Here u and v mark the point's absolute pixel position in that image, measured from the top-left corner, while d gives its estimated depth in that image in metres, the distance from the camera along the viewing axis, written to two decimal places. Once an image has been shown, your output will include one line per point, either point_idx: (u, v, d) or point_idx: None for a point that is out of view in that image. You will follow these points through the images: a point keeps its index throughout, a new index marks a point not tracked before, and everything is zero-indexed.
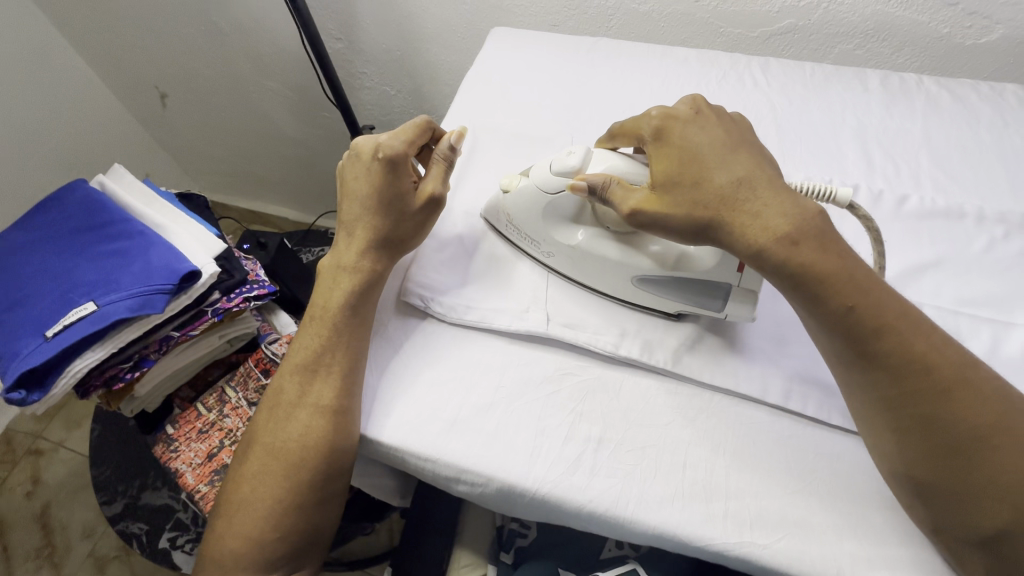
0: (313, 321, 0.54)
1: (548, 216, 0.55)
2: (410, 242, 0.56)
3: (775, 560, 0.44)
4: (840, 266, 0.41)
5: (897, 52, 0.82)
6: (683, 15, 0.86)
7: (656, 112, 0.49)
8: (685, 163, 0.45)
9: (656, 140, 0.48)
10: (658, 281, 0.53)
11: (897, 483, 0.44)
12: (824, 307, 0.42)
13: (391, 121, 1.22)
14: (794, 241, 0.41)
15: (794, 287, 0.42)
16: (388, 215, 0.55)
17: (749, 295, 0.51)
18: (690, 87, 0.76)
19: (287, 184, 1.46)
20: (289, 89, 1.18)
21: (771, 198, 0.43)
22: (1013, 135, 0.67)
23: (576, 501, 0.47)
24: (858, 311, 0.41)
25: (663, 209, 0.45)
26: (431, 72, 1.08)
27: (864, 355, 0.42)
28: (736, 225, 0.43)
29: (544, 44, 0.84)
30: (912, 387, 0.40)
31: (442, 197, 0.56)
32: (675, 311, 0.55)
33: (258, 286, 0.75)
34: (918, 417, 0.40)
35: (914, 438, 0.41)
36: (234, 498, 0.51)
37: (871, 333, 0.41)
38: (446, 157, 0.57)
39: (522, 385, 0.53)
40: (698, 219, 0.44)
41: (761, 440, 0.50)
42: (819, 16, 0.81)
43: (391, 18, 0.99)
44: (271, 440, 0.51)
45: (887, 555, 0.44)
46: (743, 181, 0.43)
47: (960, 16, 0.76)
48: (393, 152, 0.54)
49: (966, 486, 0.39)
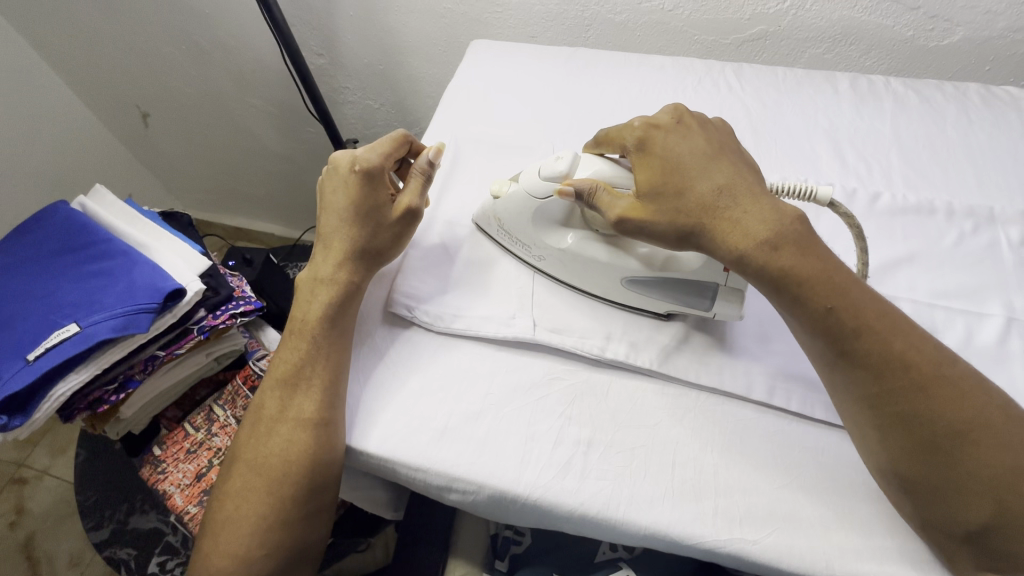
0: (293, 335, 0.54)
1: (537, 220, 0.56)
2: (389, 252, 0.57)
3: (765, 555, 0.45)
4: (819, 268, 0.43)
5: (865, 55, 0.85)
6: (658, 23, 0.88)
7: (638, 123, 0.50)
8: (669, 172, 0.46)
9: (639, 148, 0.49)
10: (646, 281, 0.54)
11: (883, 479, 0.44)
12: (803, 307, 0.43)
13: (375, 135, 1.23)
14: (774, 246, 0.43)
15: (778, 289, 0.43)
16: (365, 226, 0.55)
17: (735, 293, 0.52)
18: (670, 93, 0.78)
19: (272, 200, 1.46)
20: (272, 106, 1.19)
21: (752, 206, 0.44)
22: (977, 133, 0.69)
23: (567, 505, 0.48)
24: (837, 313, 0.42)
25: (648, 217, 0.46)
26: (413, 85, 1.09)
27: (845, 354, 0.43)
28: (720, 232, 0.44)
29: (524, 54, 0.86)
30: (890, 386, 0.41)
31: (419, 209, 0.56)
32: (664, 311, 0.56)
33: (243, 302, 0.75)
34: (899, 416, 0.41)
35: (896, 437, 0.42)
36: (219, 515, 0.50)
37: (851, 333, 0.42)
38: (425, 171, 0.57)
39: (511, 391, 0.53)
40: (682, 227, 0.45)
41: (747, 436, 0.50)
42: (789, 22, 0.83)
43: (372, 33, 1.01)
44: (253, 456, 0.51)
45: (874, 546, 0.45)
46: (724, 189, 0.45)
47: (921, 19, 0.79)
48: (370, 165, 0.55)
49: (947, 480, 0.40)
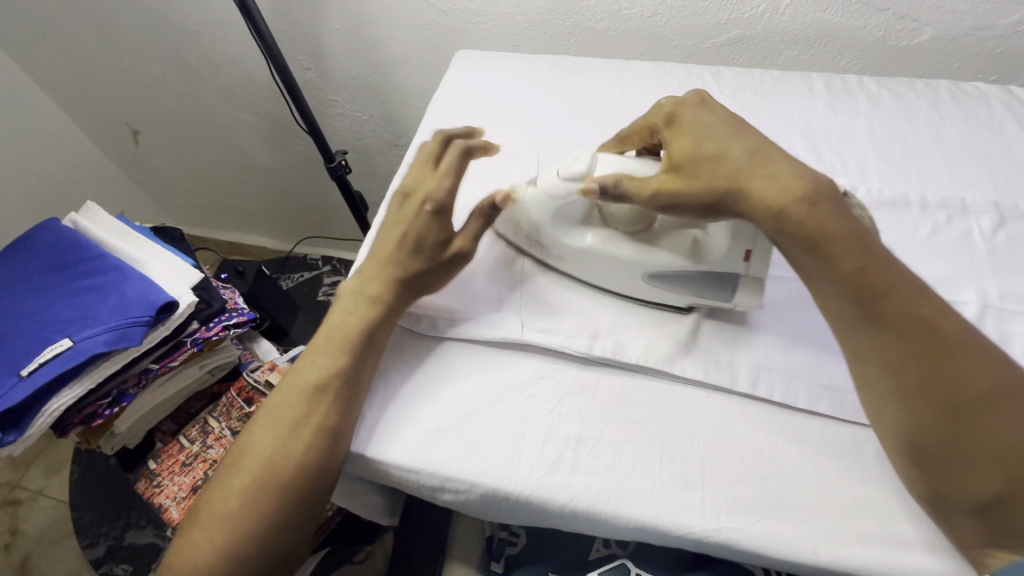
0: (329, 343, 0.53)
1: (558, 220, 0.56)
2: (431, 287, 0.57)
3: (752, 542, 0.46)
4: (850, 230, 0.43)
5: (839, 56, 0.87)
6: (637, 30, 0.90)
7: (667, 103, 0.53)
8: (700, 139, 0.48)
9: (669, 121, 0.52)
10: (664, 275, 0.54)
11: (897, 451, 0.44)
12: (835, 270, 0.43)
13: (365, 146, 1.24)
14: (811, 201, 0.43)
15: (810, 250, 0.43)
16: (420, 255, 0.55)
17: (756, 282, 0.53)
18: (649, 97, 0.79)
19: (264, 214, 1.47)
20: (262, 120, 1.20)
21: (784, 165, 0.45)
22: (949, 127, 0.71)
23: (558, 500, 0.48)
24: (868, 272, 0.42)
25: (686, 186, 0.47)
26: (400, 96, 1.11)
27: (869, 316, 0.42)
28: (755, 191, 0.44)
29: (507, 62, 0.87)
30: (914, 349, 0.41)
31: (469, 253, 0.57)
32: (686, 304, 0.56)
33: (236, 314, 0.77)
34: (923, 379, 0.41)
35: (917, 402, 0.41)
36: (216, 507, 0.49)
37: (872, 297, 0.42)
38: (484, 214, 0.57)
39: (501, 391, 0.54)
40: (718, 188, 0.45)
41: (733, 427, 0.51)
42: (763, 26, 0.85)
43: (359, 46, 1.02)
44: (260, 452, 0.50)
45: (859, 531, 0.46)
46: (756, 151, 0.46)
47: (891, 20, 0.81)
48: (443, 198, 0.55)
49: (943, 446, 0.41)
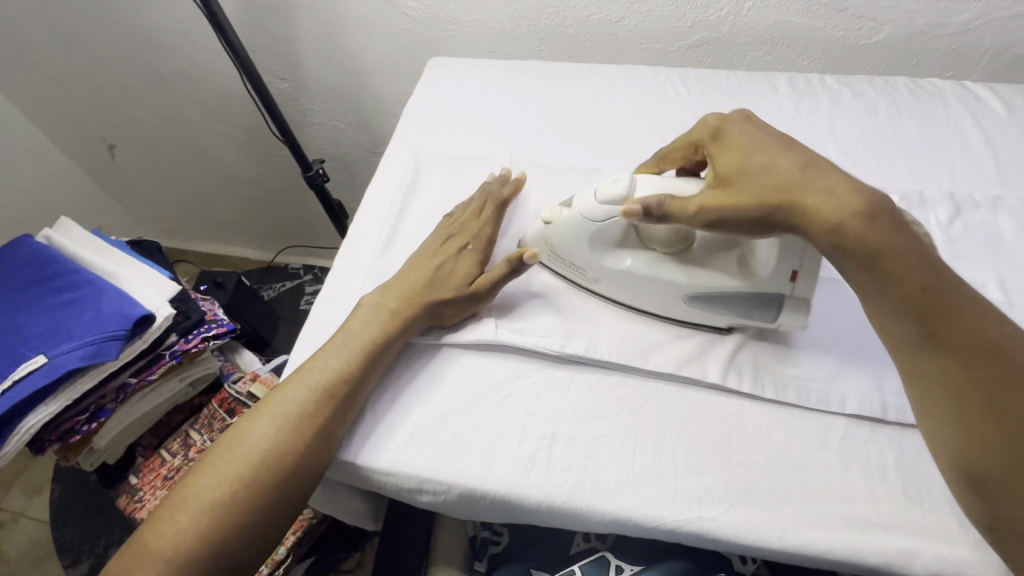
0: (345, 341, 0.55)
1: (593, 244, 0.56)
2: (450, 319, 0.58)
3: (722, 530, 0.47)
4: (909, 246, 0.42)
5: (802, 55, 0.89)
6: (606, 35, 0.92)
7: (713, 119, 0.52)
8: (749, 154, 0.47)
9: (714, 137, 0.51)
10: (706, 299, 0.54)
11: (949, 472, 0.42)
12: (892, 287, 0.41)
13: (343, 154, 1.24)
14: (869, 217, 0.42)
15: (873, 266, 0.42)
16: (446, 283, 0.58)
17: (801, 304, 0.52)
18: (619, 100, 0.81)
19: (245, 224, 1.46)
20: (239, 131, 1.20)
21: (841, 180, 0.43)
22: (906, 122, 0.74)
23: (533, 498, 0.49)
24: (929, 291, 0.41)
25: (734, 200, 0.46)
26: (376, 104, 1.12)
27: (935, 337, 0.41)
28: (809, 206, 0.43)
29: (480, 69, 0.89)
30: (982, 374, 0.40)
31: (485, 296, 0.58)
32: (725, 325, 0.56)
33: (216, 325, 0.76)
34: (986, 404, 0.39)
35: (986, 425, 0.39)
36: (203, 490, 0.48)
37: (938, 314, 0.41)
38: (513, 264, 0.57)
39: (477, 393, 0.55)
40: (769, 202, 0.44)
41: (704, 418, 0.52)
42: (728, 28, 0.87)
43: (333, 55, 1.03)
44: (254, 441, 0.49)
45: (826, 516, 0.47)
46: (810, 164, 0.44)
47: (849, 20, 0.84)
48: (485, 239, 0.61)
49: (1022, 474, 0.38)
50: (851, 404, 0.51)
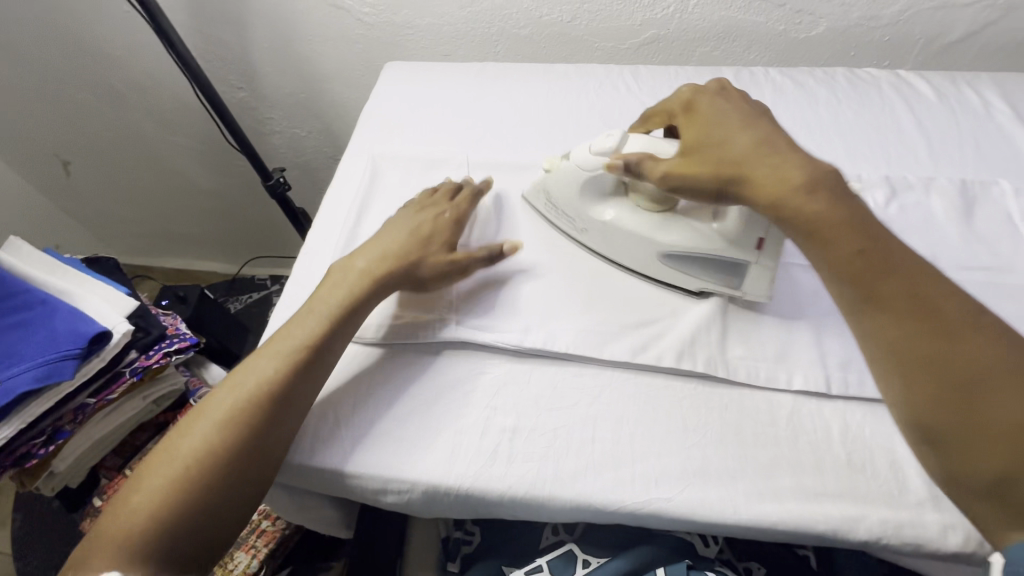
0: (309, 312, 0.55)
1: (585, 193, 0.60)
2: (429, 284, 0.59)
3: (678, 509, 0.48)
4: (847, 216, 0.44)
5: (747, 50, 0.93)
6: (559, 35, 0.93)
7: (687, 91, 0.56)
8: (711, 127, 0.51)
9: (687, 110, 0.55)
10: (680, 257, 0.57)
11: (911, 434, 0.43)
12: (832, 249, 0.44)
13: (307, 162, 1.23)
14: (810, 189, 0.44)
15: (811, 234, 0.45)
16: (427, 246, 0.60)
17: (765, 274, 0.55)
18: (573, 98, 0.83)
19: (210, 238, 1.44)
20: (197, 143, 1.19)
21: (789, 155, 0.46)
22: (845, 110, 0.77)
23: (496, 490, 0.50)
24: (865, 255, 0.43)
25: (692, 170, 0.49)
26: (336, 110, 1.11)
27: (871, 297, 0.43)
28: (757, 178, 0.46)
29: (436, 71, 0.89)
30: (919, 332, 0.41)
31: (466, 265, 0.60)
32: (696, 287, 0.59)
33: (178, 340, 0.76)
34: (926, 361, 0.41)
35: (923, 380, 0.41)
36: (167, 465, 0.47)
37: (874, 274, 0.43)
38: (493, 254, 0.60)
39: (438, 390, 0.55)
40: (720, 176, 0.48)
41: (660, 402, 0.54)
42: (676, 26, 0.90)
43: (289, 62, 1.03)
44: (201, 429, 0.48)
45: (776, 488, 0.49)
46: (764, 140, 0.47)
47: (789, 14, 0.87)
48: (462, 211, 0.63)
49: (961, 422, 0.39)
50: (797, 380, 0.54)
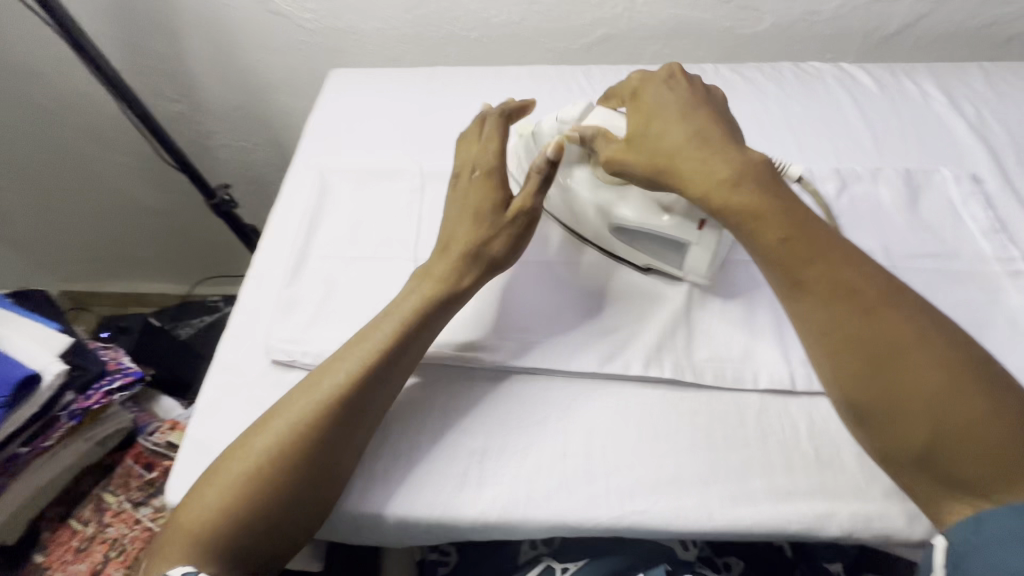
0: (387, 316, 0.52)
1: (551, 158, 0.59)
2: (501, 252, 0.54)
3: (655, 521, 0.48)
4: (774, 205, 0.45)
5: (697, 47, 0.93)
6: (510, 36, 0.92)
7: (636, 77, 0.55)
8: (650, 116, 0.51)
9: (631, 97, 0.54)
10: (632, 234, 0.57)
11: (842, 412, 0.44)
12: (759, 242, 0.45)
13: (256, 176, 1.15)
14: (735, 182, 0.46)
15: (738, 225, 0.46)
16: (484, 222, 0.54)
17: (705, 254, 0.55)
18: (527, 101, 0.81)
19: (155, 260, 1.34)
20: (135, 160, 1.12)
21: (716, 150, 0.47)
22: (794, 104, 0.78)
23: (467, 517, 0.48)
24: (789, 244, 0.44)
25: (631, 158, 0.50)
26: (283, 120, 1.05)
27: (797, 285, 0.44)
28: (683, 173, 0.47)
29: (385, 78, 0.86)
30: (840, 317, 0.42)
31: (536, 210, 0.54)
32: (644, 265, 0.59)
33: (120, 375, 0.70)
34: (850, 340, 0.42)
35: (845, 359, 0.42)
36: (235, 466, 0.45)
37: (802, 262, 0.44)
38: (542, 170, 0.52)
39: (402, 415, 0.53)
40: (654, 166, 0.49)
41: (629, 411, 0.53)
42: (625, 24, 0.90)
43: (229, 71, 0.97)
44: (268, 445, 0.46)
45: (748, 491, 0.49)
46: (695, 135, 0.48)
47: (735, 11, 0.88)
48: (490, 164, 0.55)
49: (887, 400, 0.41)
50: (764, 379, 0.54)
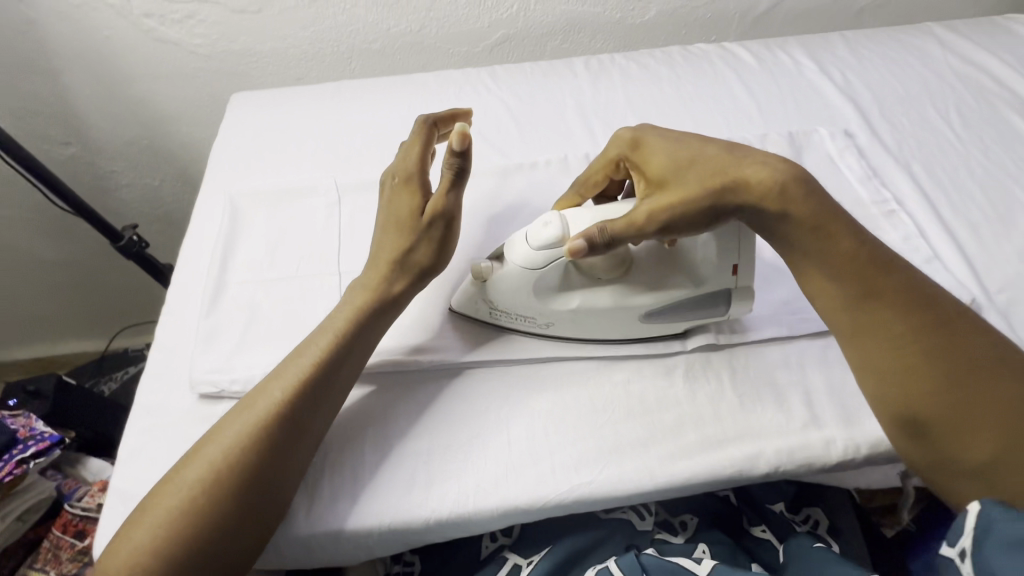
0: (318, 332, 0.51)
1: (538, 291, 0.53)
2: (428, 260, 0.54)
3: (601, 489, 0.49)
4: (837, 212, 0.48)
5: (593, 39, 0.97)
6: (412, 44, 0.92)
7: (624, 134, 0.55)
8: (673, 154, 0.51)
9: (636, 147, 0.54)
10: (666, 310, 0.55)
11: (896, 423, 0.47)
12: (835, 249, 0.48)
13: (168, 214, 1.09)
14: (786, 188, 0.47)
15: (814, 228, 0.48)
16: (410, 232, 0.53)
17: (746, 291, 0.55)
18: (436, 106, 0.82)
19: (65, 316, 1.24)
20: (27, 211, 1.04)
21: (764, 157, 0.49)
22: (685, 84, 0.84)
23: (419, 519, 0.48)
24: (864, 251, 0.48)
25: (679, 201, 0.48)
26: (188, 151, 1.01)
27: (873, 292, 0.47)
28: (747, 179, 0.48)
29: (289, 97, 0.84)
30: (918, 323, 0.46)
31: (452, 208, 0.53)
32: (683, 329, 0.57)
33: (33, 442, 0.64)
34: (927, 347, 0.45)
35: (925, 367, 0.45)
36: (165, 499, 0.43)
37: (875, 272, 0.47)
38: (452, 163, 0.51)
39: (343, 430, 0.52)
40: (712, 189, 0.48)
41: (566, 390, 0.55)
42: (522, 24, 0.93)
43: (121, 106, 0.93)
44: (201, 470, 0.44)
45: (684, 446, 0.51)
46: (734, 147, 0.50)
47: (622, 3, 0.93)
48: (409, 170, 0.54)
49: (954, 405, 0.44)
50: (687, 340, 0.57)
